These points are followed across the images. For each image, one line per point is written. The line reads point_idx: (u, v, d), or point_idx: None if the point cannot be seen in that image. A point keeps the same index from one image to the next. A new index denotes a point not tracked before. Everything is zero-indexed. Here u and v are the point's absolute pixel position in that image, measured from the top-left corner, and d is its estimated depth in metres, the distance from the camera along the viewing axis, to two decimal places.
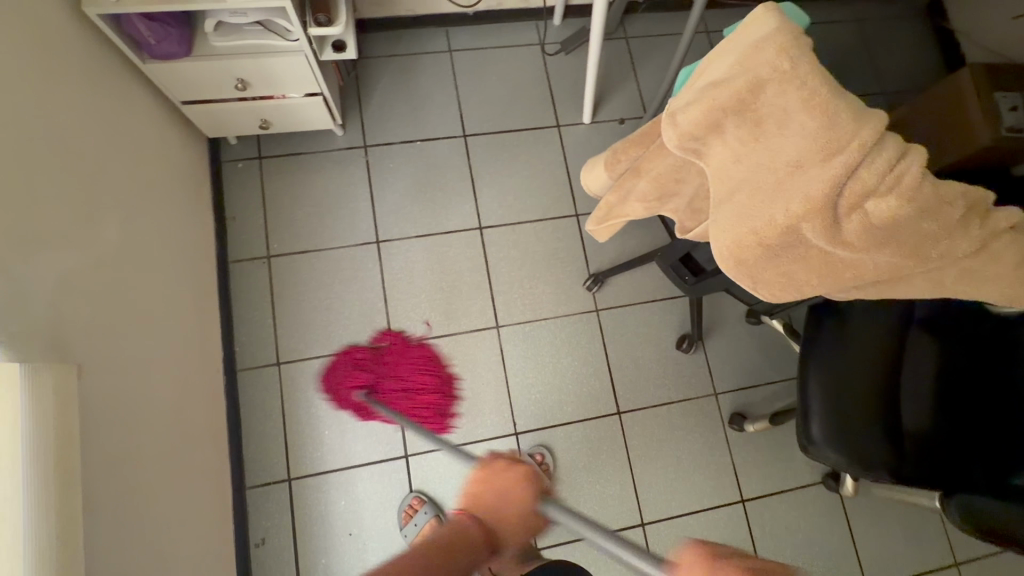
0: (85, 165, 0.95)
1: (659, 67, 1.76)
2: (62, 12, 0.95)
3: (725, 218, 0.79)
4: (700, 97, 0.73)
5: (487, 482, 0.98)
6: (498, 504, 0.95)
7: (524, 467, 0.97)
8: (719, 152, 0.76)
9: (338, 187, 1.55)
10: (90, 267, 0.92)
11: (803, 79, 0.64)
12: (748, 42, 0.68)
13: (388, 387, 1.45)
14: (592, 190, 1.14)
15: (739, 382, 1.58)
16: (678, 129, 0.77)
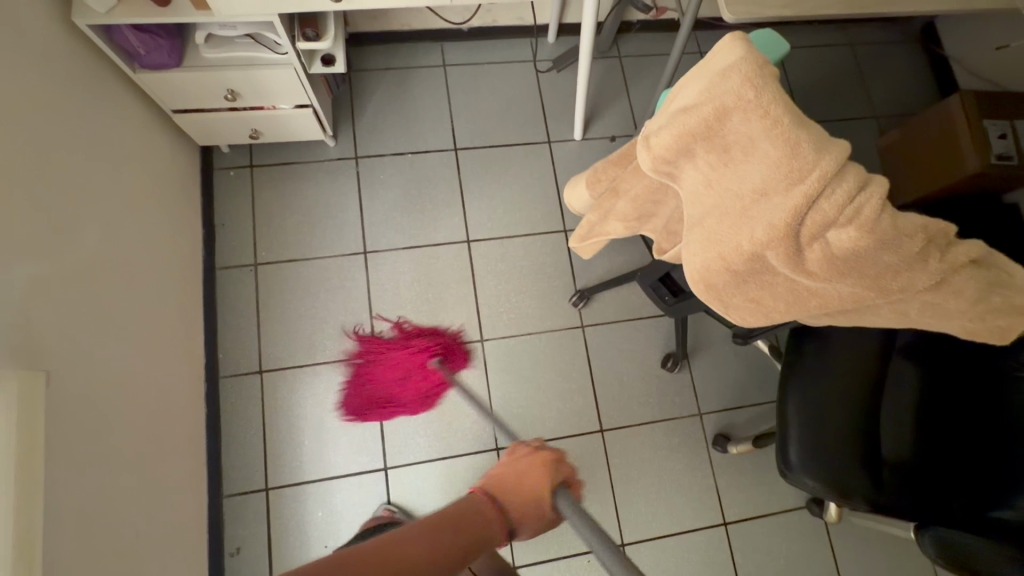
0: (67, 173, 0.96)
1: (651, 86, 1.77)
2: (51, 23, 0.97)
3: (695, 241, 0.81)
4: (670, 121, 0.74)
5: (509, 462, 0.72)
6: (523, 485, 0.69)
7: (553, 451, 0.73)
8: (691, 176, 0.77)
9: (328, 197, 1.57)
10: (68, 273, 0.93)
11: (766, 107, 0.64)
12: (716, 68, 0.69)
13: (379, 369, 1.47)
14: (575, 208, 1.15)
15: (723, 402, 1.57)
16: (650, 152, 0.78)
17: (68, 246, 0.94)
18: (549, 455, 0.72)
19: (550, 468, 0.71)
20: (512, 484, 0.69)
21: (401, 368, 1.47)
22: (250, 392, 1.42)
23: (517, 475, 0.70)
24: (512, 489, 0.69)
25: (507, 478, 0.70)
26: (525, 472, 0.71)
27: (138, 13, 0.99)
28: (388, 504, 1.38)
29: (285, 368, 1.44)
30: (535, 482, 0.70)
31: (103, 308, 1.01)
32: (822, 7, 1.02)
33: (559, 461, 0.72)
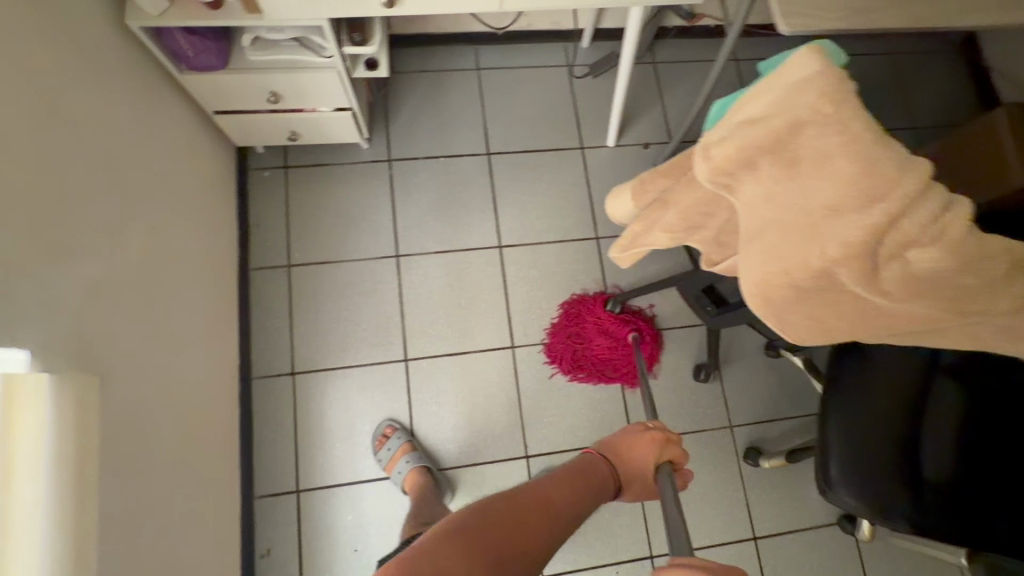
0: (117, 176, 0.96)
1: (686, 93, 1.76)
2: (104, 25, 0.97)
3: (756, 254, 0.80)
4: (737, 133, 0.73)
5: (627, 437, 0.97)
6: (634, 452, 0.95)
7: (662, 432, 0.95)
8: (752, 189, 0.77)
9: (362, 200, 1.57)
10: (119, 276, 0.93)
11: (846, 122, 0.63)
12: (789, 77, 0.66)
13: (592, 334, 1.53)
14: (617, 217, 1.15)
15: (756, 415, 1.55)
16: (712, 163, 0.78)
17: (119, 247, 0.94)
18: (659, 436, 0.95)
19: (661, 444, 0.94)
20: (626, 452, 0.95)
21: (608, 337, 1.53)
22: (283, 393, 1.42)
23: (630, 444, 0.96)
24: (623, 454, 0.95)
25: (621, 448, 0.96)
26: (638, 443, 0.95)
27: (190, 15, 0.99)
28: (387, 421, 1.43)
29: (317, 370, 1.44)
30: (646, 451, 0.94)
31: (150, 309, 1.01)
32: (880, 21, 1.00)
33: (668, 441, 0.94)
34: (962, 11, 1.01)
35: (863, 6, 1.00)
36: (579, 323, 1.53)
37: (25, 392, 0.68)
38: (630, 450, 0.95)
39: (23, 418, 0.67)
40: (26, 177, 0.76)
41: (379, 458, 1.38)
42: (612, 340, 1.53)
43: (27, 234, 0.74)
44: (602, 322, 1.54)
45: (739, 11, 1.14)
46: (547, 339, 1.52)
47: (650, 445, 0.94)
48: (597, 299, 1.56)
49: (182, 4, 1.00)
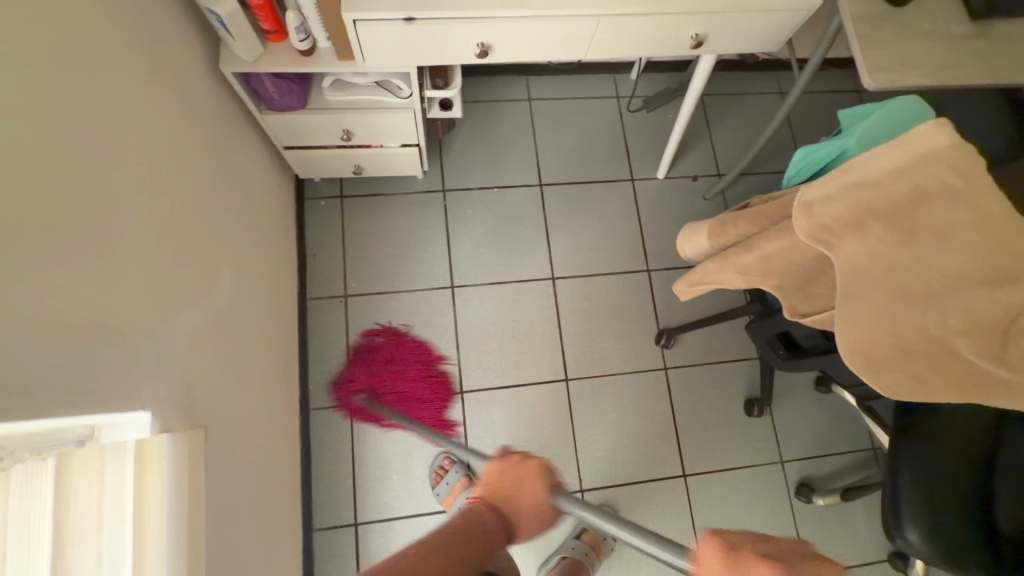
0: (210, 220, 0.97)
1: (733, 126, 1.78)
2: (202, 72, 0.98)
3: (858, 312, 0.76)
4: (844, 193, 0.73)
5: (506, 475, 0.85)
6: (518, 491, 0.84)
7: (542, 460, 0.87)
8: (854, 248, 0.73)
9: (417, 230, 1.57)
10: (213, 323, 0.93)
11: (973, 194, 0.67)
12: (913, 145, 0.68)
13: (385, 386, 1.45)
14: (689, 255, 1.17)
15: (806, 450, 1.55)
16: (812, 219, 0.76)
17: (210, 293, 0.94)
18: (535, 465, 0.86)
19: (541, 474, 0.86)
20: (510, 491, 0.84)
21: (406, 384, 1.46)
22: (341, 425, 1.42)
23: (512, 482, 0.85)
24: (507, 495, 0.84)
25: (504, 488, 0.84)
26: (518, 478, 0.85)
27: (284, 62, 1.00)
28: (444, 454, 1.43)
29: (373, 402, 1.44)
30: (531, 485, 0.85)
31: (236, 353, 1.01)
32: (962, 77, 1.02)
33: (546, 469, 0.86)
34: None
35: (945, 62, 1.02)
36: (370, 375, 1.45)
37: (152, 454, 0.70)
38: (514, 488, 0.84)
39: (150, 480, 0.69)
40: (144, 234, 0.76)
41: (437, 492, 1.38)
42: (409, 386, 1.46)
43: (145, 293, 0.75)
44: (400, 369, 1.46)
45: (813, 59, 1.16)
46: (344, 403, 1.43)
47: (534, 480, 0.85)
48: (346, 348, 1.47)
49: (274, 50, 1.00)
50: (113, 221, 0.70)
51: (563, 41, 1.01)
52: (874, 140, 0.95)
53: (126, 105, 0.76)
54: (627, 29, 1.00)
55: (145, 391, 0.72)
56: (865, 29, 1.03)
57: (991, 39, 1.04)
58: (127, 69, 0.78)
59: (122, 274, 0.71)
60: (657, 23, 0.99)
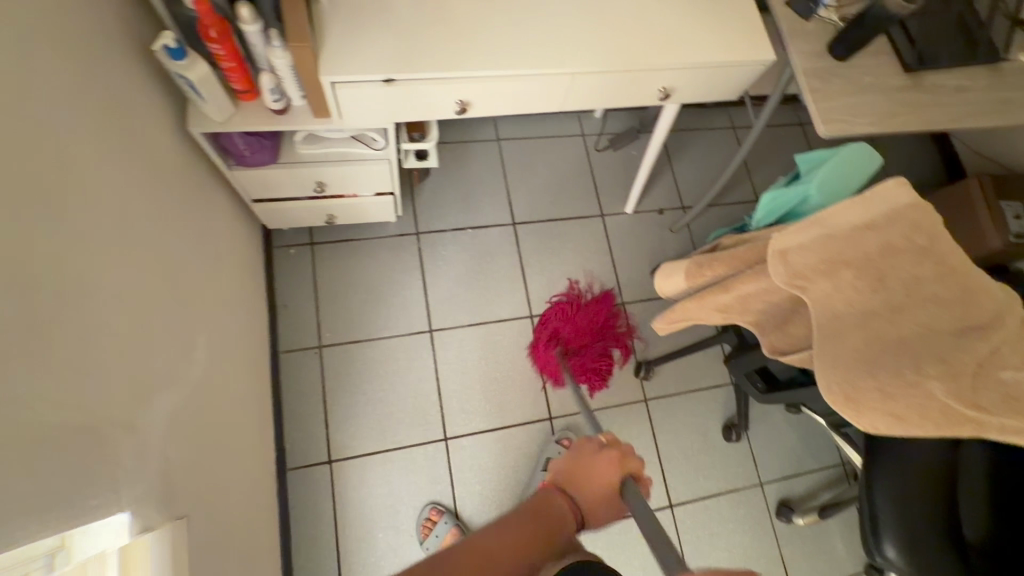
0: (179, 291, 0.92)
1: (693, 160, 1.86)
2: (168, 137, 0.94)
3: (840, 354, 0.80)
4: (816, 242, 0.81)
5: (583, 455, 0.74)
6: (589, 481, 0.72)
7: (621, 447, 0.75)
8: (826, 290, 0.81)
9: (391, 274, 1.55)
10: (188, 401, 0.89)
11: (937, 249, 0.76)
12: (881, 203, 0.78)
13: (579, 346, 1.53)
14: (667, 292, 1.22)
15: (782, 471, 1.61)
16: (786, 262, 0.83)
17: (184, 368, 0.90)
18: (618, 451, 0.75)
19: (617, 463, 0.74)
20: (584, 475, 0.72)
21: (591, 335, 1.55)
22: (320, 485, 1.36)
23: (588, 466, 0.73)
24: (582, 481, 0.71)
25: (581, 473, 0.72)
26: (594, 468, 0.73)
27: (256, 121, 0.97)
28: (430, 505, 1.38)
29: (353, 456, 1.39)
30: (605, 477, 0.73)
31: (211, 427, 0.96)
32: (900, 126, 1.12)
33: (626, 455, 0.75)
34: (968, 115, 1.14)
35: (887, 111, 1.12)
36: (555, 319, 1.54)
37: (133, 556, 0.68)
38: (587, 481, 0.72)
39: None
40: (113, 320, 0.72)
41: (426, 547, 1.33)
42: (597, 338, 1.55)
43: (117, 382, 0.71)
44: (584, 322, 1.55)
45: (772, 95, 1.24)
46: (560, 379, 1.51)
47: (606, 469, 0.73)
48: (568, 314, 1.54)
49: (246, 109, 0.97)
50: (82, 313, 0.66)
51: (538, 97, 1.04)
52: (828, 183, 1.02)
53: (91, 186, 0.72)
54: (600, 85, 1.04)
55: (122, 493, 0.67)
56: (816, 82, 1.11)
57: (925, 89, 1.15)
58: (92, 147, 0.73)
59: (92, 368, 0.66)
60: (629, 79, 1.04)
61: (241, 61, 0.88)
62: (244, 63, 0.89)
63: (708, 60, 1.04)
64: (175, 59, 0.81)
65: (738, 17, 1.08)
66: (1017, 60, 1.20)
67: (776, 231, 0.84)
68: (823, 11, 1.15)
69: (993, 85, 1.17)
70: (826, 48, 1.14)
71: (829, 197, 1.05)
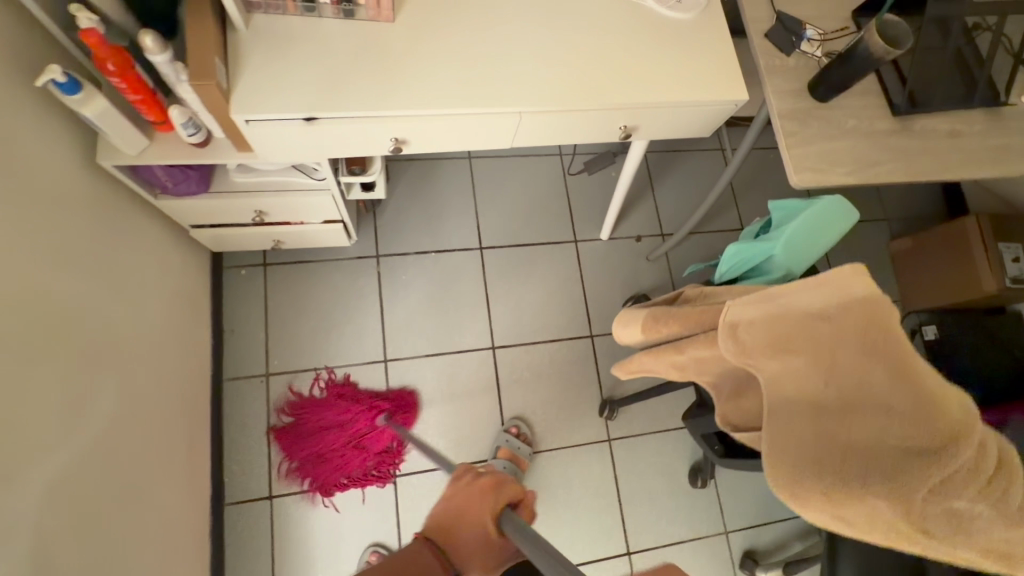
0: (71, 342, 0.86)
1: (677, 184, 1.77)
2: (75, 172, 0.88)
3: (788, 446, 0.73)
4: (767, 319, 0.74)
5: (453, 494, 0.74)
6: (459, 523, 0.71)
7: (490, 476, 0.74)
8: (779, 370, 0.74)
9: (348, 299, 1.48)
10: (72, 465, 0.83)
11: (893, 351, 0.65)
12: (833, 290, 0.69)
13: (331, 441, 1.38)
14: (624, 339, 1.13)
15: (750, 519, 1.54)
16: (735, 337, 0.77)
17: (70, 428, 0.84)
18: (486, 481, 0.74)
19: (489, 493, 0.72)
20: (453, 517, 0.72)
21: (346, 429, 1.39)
22: (259, 522, 1.31)
23: (456, 509, 0.72)
24: (452, 523, 0.71)
25: (449, 516, 0.72)
26: (466, 503, 0.72)
27: (174, 155, 0.90)
28: (372, 547, 1.33)
29: (295, 492, 1.33)
30: (476, 512, 0.71)
31: (105, 485, 0.90)
32: (883, 176, 1.02)
33: (499, 483, 0.73)
34: (958, 164, 1.04)
35: (868, 159, 1.02)
36: (373, 410, 1.40)
37: None
38: (460, 515, 0.72)
39: None
40: None
41: None
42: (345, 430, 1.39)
43: None
44: (335, 413, 1.39)
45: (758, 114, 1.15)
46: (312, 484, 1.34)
47: (474, 504, 0.72)
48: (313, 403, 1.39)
49: (162, 141, 0.90)
50: None
51: (486, 134, 0.95)
52: (799, 239, 0.95)
53: None
54: (550, 124, 0.95)
55: None
56: (792, 125, 1.02)
57: (914, 134, 1.05)
58: None
59: None
60: (580, 118, 0.95)
61: (149, 93, 0.81)
62: (154, 94, 0.82)
63: (672, 99, 0.95)
64: (67, 95, 0.74)
65: (709, 52, 0.99)
66: (1019, 104, 1.09)
67: (727, 302, 0.79)
68: (806, 45, 1.06)
69: (990, 132, 1.07)
70: (806, 87, 1.04)
71: (797, 256, 0.97)
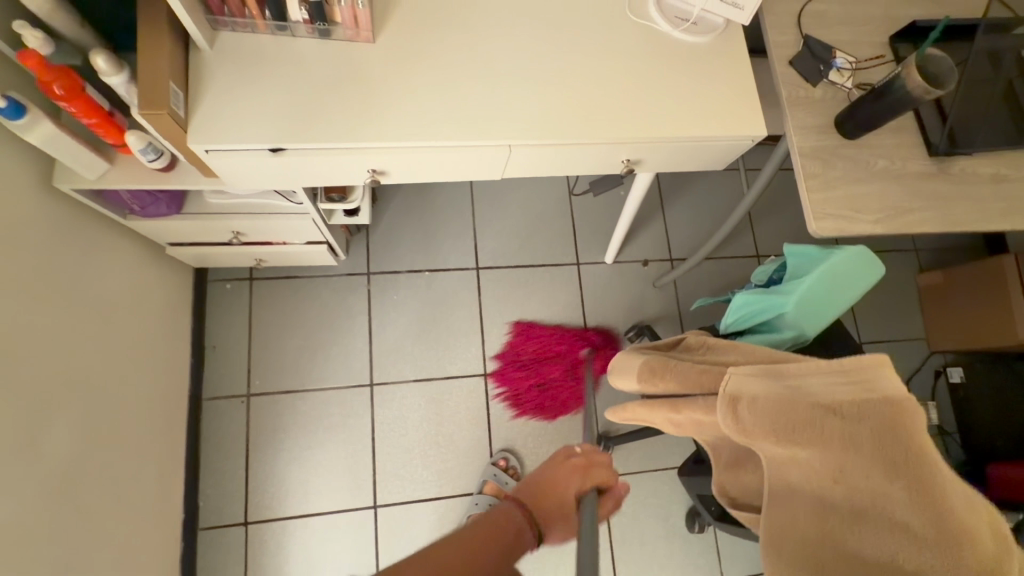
0: (25, 379, 0.81)
1: (689, 206, 1.67)
2: (31, 197, 0.83)
3: (792, 542, 0.67)
4: (773, 402, 0.66)
5: (546, 465, 0.64)
6: (549, 497, 0.60)
7: (585, 458, 0.64)
8: (786, 458, 0.67)
9: (335, 318, 1.42)
10: (17, 511, 0.79)
11: (914, 468, 0.57)
12: (852, 383, 0.62)
13: (543, 372, 1.46)
14: (619, 383, 1.03)
15: (749, 568, 1.45)
16: (735, 413, 0.68)
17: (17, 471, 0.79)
18: (580, 461, 0.64)
19: (580, 473, 0.63)
20: (543, 491, 0.61)
21: (559, 364, 1.47)
22: (233, 550, 1.26)
23: (544, 479, 0.62)
24: (541, 495, 0.60)
25: (539, 487, 0.61)
26: (558, 477, 0.62)
27: (137, 181, 0.84)
28: None
29: (271, 520, 1.29)
30: (567, 488, 0.61)
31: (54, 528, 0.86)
32: (914, 226, 0.92)
33: (594, 466, 0.64)
34: (1002, 214, 0.93)
35: (899, 206, 0.92)
36: (577, 345, 1.49)
37: None
38: (549, 490, 0.61)
39: None
40: None
41: None
42: (555, 364, 1.47)
43: None
44: (546, 347, 1.48)
45: (776, 151, 1.05)
46: (517, 409, 1.44)
47: (565, 480, 0.62)
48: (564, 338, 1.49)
49: (125, 165, 0.84)
50: None
51: (474, 165, 0.87)
52: (817, 295, 0.86)
53: None
54: (545, 157, 0.87)
55: None
56: (813, 165, 0.92)
57: (953, 179, 0.94)
58: None
59: None
60: (579, 151, 0.86)
61: (105, 116, 0.75)
62: (111, 116, 0.76)
63: (680, 135, 0.86)
64: (10, 119, 0.68)
65: (724, 83, 0.89)
66: None
67: (729, 371, 0.70)
68: (835, 75, 0.95)
69: None
70: (832, 122, 0.94)
71: (816, 312, 0.88)
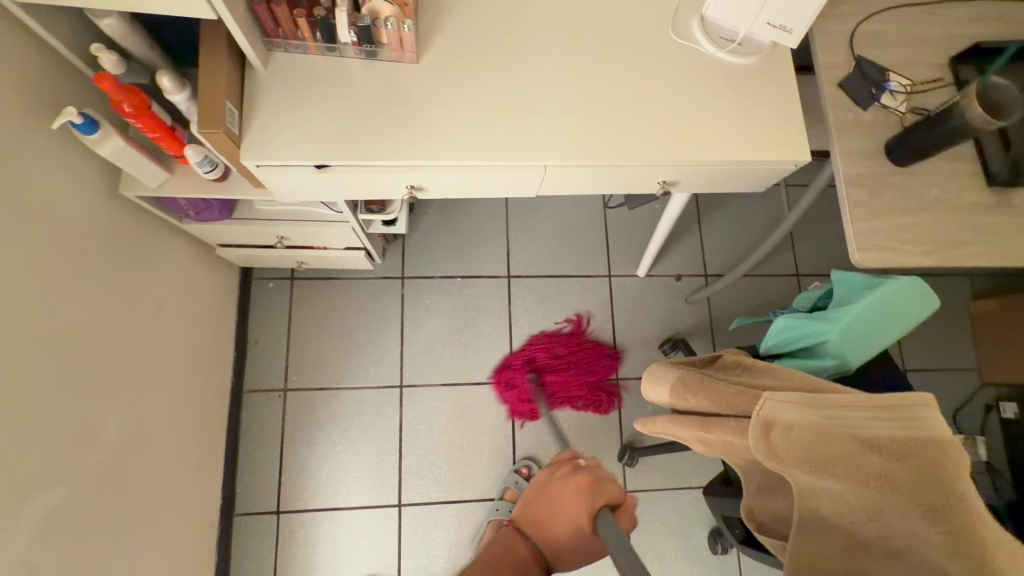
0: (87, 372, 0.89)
1: (726, 221, 1.63)
2: (99, 204, 0.90)
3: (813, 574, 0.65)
4: (812, 431, 0.63)
5: (550, 484, 0.68)
6: (552, 518, 0.65)
7: (588, 475, 0.66)
8: (815, 486, 0.65)
9: (370, 320, 1.47)
10: (76, 493, 0.86)
11: (954, 512, 0.57)
12: (895, 420, 0.61)
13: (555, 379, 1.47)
14: (648, 393, 1.00)
15: None
16: (768, 439, 0.64)
17: (77, 457, 0.86)
18: (583, 479, 0.66)
19: (584, 493, 0.65)
20: (547, 515, 0.66)
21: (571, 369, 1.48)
22: (265, 535, 1.33)
23: (549, 501, 0.67)
24: (545, 519, 0.65)
25: (543, 511, 0.66)
26: (561, 496, 0.66)
27: (192, 190, 0.89)
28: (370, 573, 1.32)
29: (302, 510, 1.34)
30: (572, 509, 0.65)
31: (107, 509, 0.93)
32: (965, 260, 0.87)
33: (597, 482, 0.66)
34: None
35: (950, 239, 0.88)
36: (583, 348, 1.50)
37: None
38: (554, 513, 0.65)
39: None
40: None
41: None
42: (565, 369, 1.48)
43: None
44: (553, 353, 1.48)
45: (819, 175, 1.02)
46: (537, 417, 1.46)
47: (568, 502, 0.65)
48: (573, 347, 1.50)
49: (182, 175, 0.90)
50: None
51: (510, 184, 0.88)
52: (862, 324, 0.84)
53: None
54: (579, 178, 0.87)
55: None
56: (859, 193, 0.89)
57: (1012, 211, 0.89)
58: None
59: None
60: (614, 173, 0.86)
61: (167, 130, 0.80)
62: (172, 131, 0.81)
63: (718, 161, 0.85)
64: (86, 134, 0.74)
65: (767, 107, 0.87)
66: None
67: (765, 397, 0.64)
68: (887, 98, 0.92)
69: None
70: (882, 148, 0.91)
71: (861, 343, 0.85)
